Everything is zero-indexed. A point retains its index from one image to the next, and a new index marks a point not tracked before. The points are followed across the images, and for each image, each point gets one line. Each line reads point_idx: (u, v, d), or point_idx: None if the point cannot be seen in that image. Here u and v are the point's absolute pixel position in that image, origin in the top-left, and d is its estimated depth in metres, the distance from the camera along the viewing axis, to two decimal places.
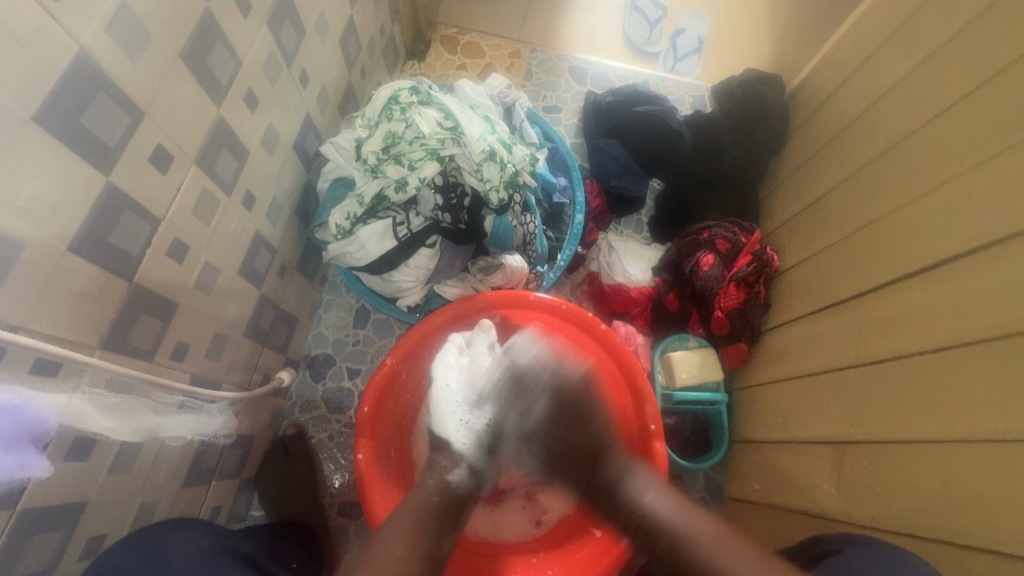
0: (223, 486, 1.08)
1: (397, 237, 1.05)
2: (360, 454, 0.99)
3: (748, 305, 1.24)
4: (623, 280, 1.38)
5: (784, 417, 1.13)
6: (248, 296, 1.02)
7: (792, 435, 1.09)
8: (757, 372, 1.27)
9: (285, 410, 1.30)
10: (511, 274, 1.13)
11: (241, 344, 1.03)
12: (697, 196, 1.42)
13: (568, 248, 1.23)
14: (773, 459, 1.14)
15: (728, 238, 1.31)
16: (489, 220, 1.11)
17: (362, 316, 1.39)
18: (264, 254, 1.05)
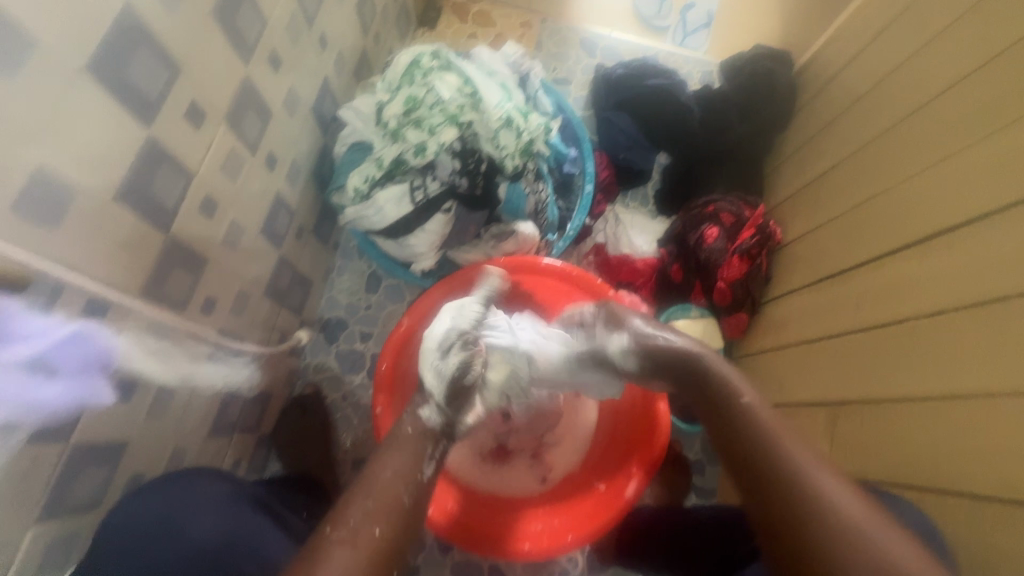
0: (243, 439, 1.12)
1: (413, 201, 1.06)
2: (378, 409, 1.04)
3: (751, 276, 1.28)
4: (629, 251, 1.42)
5: (782, 383, 1.18)
6: (269, 255, 1.05)
7: (789, 400, 1.15)
8: (756, 341, 1.31)
9: (300, 370, 1.34)
10: (523, 242, 1.18)
11: (261, 303, 1.06)
12: (704, 171, 1.44)
13: (577, 218, 1.26)
14: None
15: (732, 212, 1.34)
16: (503, 187, 1.14)
17: (374, 281, 1.43)
18: (283, 215, 1.07)
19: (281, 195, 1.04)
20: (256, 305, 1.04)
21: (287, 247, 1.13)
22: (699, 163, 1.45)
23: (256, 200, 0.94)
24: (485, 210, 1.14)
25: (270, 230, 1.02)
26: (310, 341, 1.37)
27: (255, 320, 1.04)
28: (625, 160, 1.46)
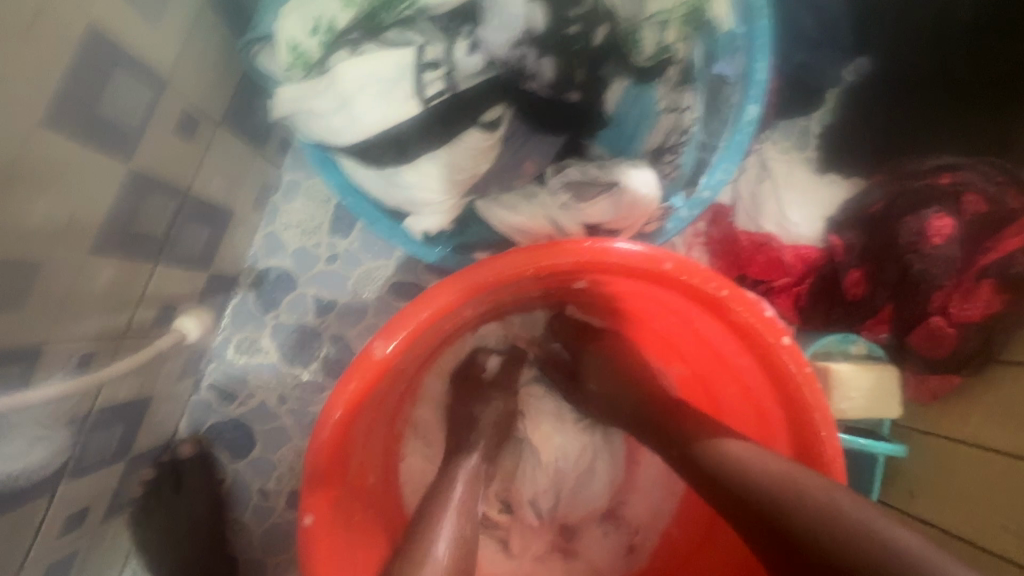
0: (90, 481, 0.66)
1: (424, 98, 0.52)
2: (307, 517, 0.53)
3: (998, 321, 0.74)
4: (774, 231, 0.85)
5: (981, 507, 0.71)
6: (99, 179, 0.50)
7: (994, 544, 0.68)
8: (952, 418, 0.79)
9: (214, 347, 0.84)
10: (627, 209, 0.60)
11: (92, 270, 0.53)
12: (952, 100, 0.78)
13: (721, 169, 0.61)
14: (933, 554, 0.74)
15: (989, 195, 0.75)
16: (615, 90, 0.61)
17: (346, 218, 0.85)
18: (135, 92, 0.50)
19: (105, 40, 0.46)
20: (76, 276, 0.52)
21: (157, 154, 0.56)
22: (946, 85, 0.78)
23: (8, 48, 0.38)
24: (567, 134, 0.61)
25: (89, 121, 0.47)
26: (232, 306, 0.84)
27: (72, 304, 0.52)
28: (802, 68, 0.83)
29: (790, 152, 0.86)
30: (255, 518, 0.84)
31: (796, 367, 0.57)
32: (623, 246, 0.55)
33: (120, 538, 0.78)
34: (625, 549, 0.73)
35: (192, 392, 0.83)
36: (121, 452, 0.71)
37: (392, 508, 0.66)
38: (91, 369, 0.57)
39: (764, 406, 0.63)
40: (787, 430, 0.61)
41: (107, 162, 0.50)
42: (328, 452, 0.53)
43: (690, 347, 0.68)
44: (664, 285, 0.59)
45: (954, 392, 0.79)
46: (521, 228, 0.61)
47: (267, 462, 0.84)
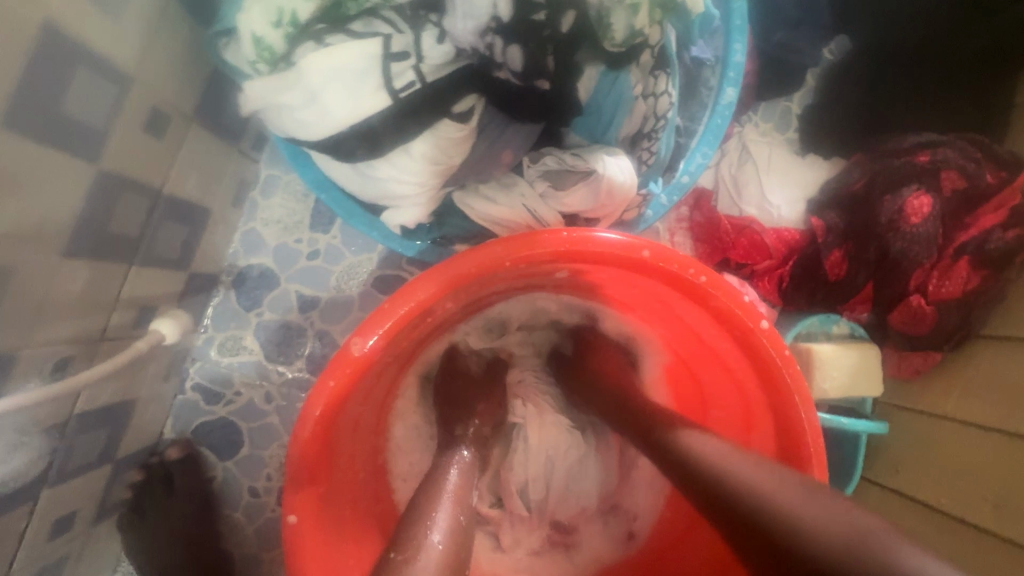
0: (75, 485, 0.66)
1: (393, 92, 0.51)
2: (293, 514, 0.53)
3: (976, 297, 0.74)
4: (755, 214, 0.85)
5: (959, 480, 0.73)
6: (66, 181, 0.49)
7: (974, 515, 0.70)
8: (931, 394, 0.80)
9: (197, 348, 0.83)
10: (606, 197, 0.59)
11: (65, 274, 0.53)
12: (930, 79, 0.78)
13: (699, 153, 0.64)
14: (914, 526, 0.76)
15: (967, 172, 0.75)
16: (589, 78, 0.58)
17: (326, 212, 0.84)
18: (98, 93, 0.49)
19: (63, 37, 0.44)
20: (48, 280, 0.51)
21: (127, 153, 0.55)
22: (923, 62, 0.78)
23: None
24: (543, 124, 0.61)
25: (50, 122, 0.45)
26: (214, 305, 0.83)
27: (46, 310, 0.52)
28: (781, 48, 0.82)
29: (772, 132, 0.89)
30: (246, 516, 0.84)
31: (774, 349, 0.58)
32: (603, 235, 0.55)
33: (111, 541, 0.78)
34: (625, 535, 0.73)
35: (177, 393, 0.83)
36: (106, 456, 0.70)
37: (381, 501, 0.67)
38: (68, 375, 0.56)
39: (746, 389, 0.63)
40: (768, 411, 0.61)
41: (74, 165, 0.49)
42: (312, 451, 0.53)
43: (673, 333, 0.69)
44: (644, 272, 0.59)
45: (934, 368, 0.80)
46: (500, 219, 0.61)
47: (257, 460, 0.84)
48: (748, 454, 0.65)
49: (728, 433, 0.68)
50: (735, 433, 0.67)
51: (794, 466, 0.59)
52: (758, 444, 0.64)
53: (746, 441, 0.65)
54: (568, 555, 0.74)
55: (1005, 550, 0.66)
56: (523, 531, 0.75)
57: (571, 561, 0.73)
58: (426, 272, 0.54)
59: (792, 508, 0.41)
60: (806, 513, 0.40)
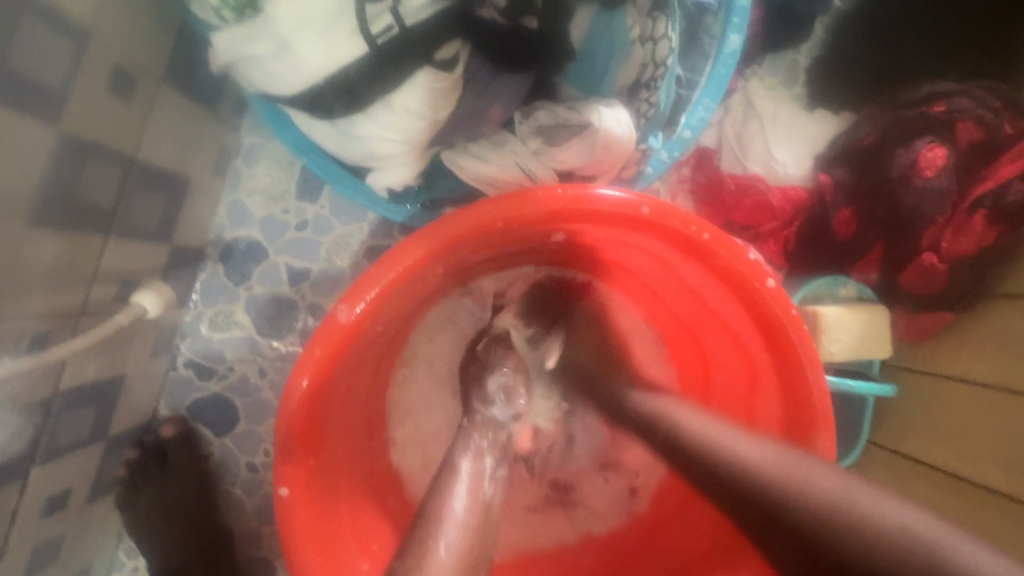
0: (67, 463, 0.64)
1: (369, 38, 0.48)
2: (284, 487, 0.52)
3: (990, 253, 0.72)
4: (760, 172, 0.81)
5: (969, 442, 0.71)
6: (23, 145, 0.46)
7: (984, 477, 0.68)
8: (942, 356, 0.78)
9: (186, 323, 0.81)
10: (602, 153, 0.56)
11: (32, 245, 0.50)
12: (948, 26, 0.74)
13: (702, 107, 0.60)
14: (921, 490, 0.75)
15: (984, 122, 0.71)
16: (583, 19, 0.57)
17: (313, 181, 0.81)
18: (52, 47, 0.46)
19: None
20: (13, 251, 0.48)
21: (90, 114, 0.51)
22: (940, 9, 0.75)
23: None
24: (534, 72, 0.57)
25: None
26: (202, 279, 0.81)
27: (16, 282, 0.49)
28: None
29: (778, 88, 0.83)
30: (244, 491, 0.83)
31: (782, 310, 0.55)
32: (601, 192, 0.52)
33: (109, 518, 0.77)
34: (627, 492, 0.73)
35: (168, 370, 0.81)
36: (98, 433, 0.69)
37: (377, 474, 0.65)
38: (48, 349, 0.54)
39: (751, 354, 0.61)
40: (775, 376, 0.59)
41: (30, 127, 0.46)
42: (300, 423, 0.52)
43: (677, 298, 0.66)
44: (644, 232, 0.56)
45: (946, 330, 0.78)
46: (493, 179, 0.58)
47: (253, 435, 0.82)
48: (753, 420, 0.63)
49: (732, 399, 0.66)
50: (739, 398, 0.65)
51: (800, 430, 0.57)
52: (763, 409, 0.62)
53: (750, 406, 0.63)
54: (570, 522, 0.73)
55: (1012, 512, 0.65)
56: (524, 500, 0.74)
57: (575, 529, 0.72)
58: (414, 237, 0.52)
59: (811, 490, 0.41)
60: (796, 483, 0.42)
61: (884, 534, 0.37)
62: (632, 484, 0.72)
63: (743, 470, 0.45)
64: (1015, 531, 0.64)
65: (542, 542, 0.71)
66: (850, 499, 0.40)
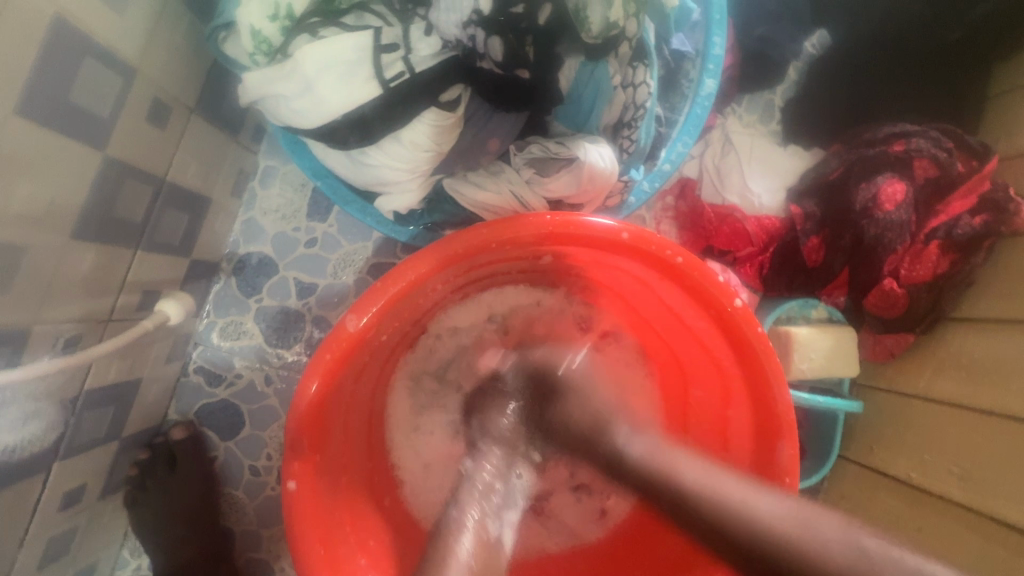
0: (83, 461, 0.69)
1: (382, 79, 0.55)
2: (292, 481, 0.57)
3: (945, 279, 0.78)
4: (738, 202, 0.88)
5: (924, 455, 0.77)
6: (77, 167, 0.53)
7: (938, 489, 0.74)
8: (905, 375, 0.83)
9: (199, 332, 0.86)
10: (587, 183, 0.62)
11: (73, 256, 0.56)
12: (906, 71, 0.82)
13: (680, 143, 0.67)
14: (880, 497, 0.80)
15: (939, 160, 0.78)
16: (571, 68, 0.61)
17: (323, 201, 0.87)
18: (105, 82, 0.52)
19: (73, 30, 0.48)
20: (57, 261, 0.54)
21: (131, 140, 0.58)
22: (897, 59, 0.82)
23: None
24: (528, 112, 0.64)
25: (58, 107, 0.49)
26: (215, 291, 0.86)
27: (54, 290, 0.55)
28: (761, 42, 0.85)
29: (754, 125, 0.91)
30: (246, 494, 0.87)
31: (750, 328, 0.61)
32: (586, 219, 0.58)
33: (116, 517, 0.81)
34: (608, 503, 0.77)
35: (181, 376, 0.86)
36: (113, 434, 0.74)
37: (376, 477, 0.70)
38: (79, 351, 0.60)
39: (724, 368, 0.66)
40: (746, 390, 0.64)
41: (81, 150, 0.52)
42: (309, 423, 0.57)
43: (655, 316, 0.72)
44: (624, 254, 0.62)
45: (907, 351, 0.83)
46: (488, 205, 0.63)
47: (257, 440, 0.87)
48: (727, 424, 0.68)
49: (708, 412, 0.71)
50: (714, 410, 0.70)
51: (766, 440, 0.62)
52: (735, 420, 0.67)
53: (724, 419, 0.69)
54: (550, 529, 0.77)
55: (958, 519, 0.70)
56: None
57: (560, 535, 0.76)
58: (411, 261, 0.57)
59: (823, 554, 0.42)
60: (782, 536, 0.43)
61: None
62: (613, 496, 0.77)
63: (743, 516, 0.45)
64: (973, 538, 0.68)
65: (527, 547, 0.75)
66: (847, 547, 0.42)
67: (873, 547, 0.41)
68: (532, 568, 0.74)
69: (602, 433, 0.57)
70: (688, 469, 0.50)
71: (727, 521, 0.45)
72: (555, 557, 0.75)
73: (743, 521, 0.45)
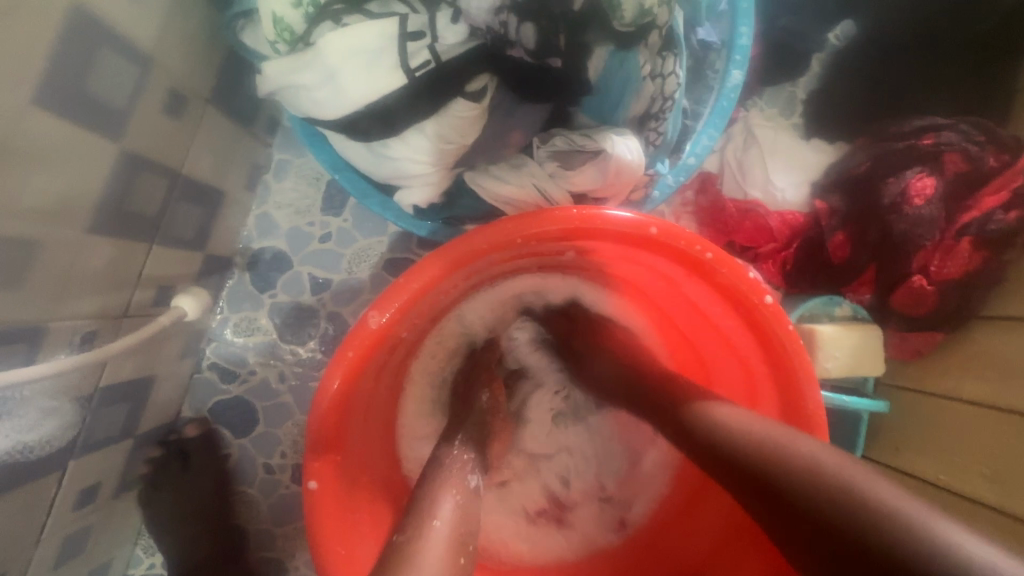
0: (98, 458, 0.68)
1: (408, 69, 0.53)
2: (312, 481, 0.55)
3: (974, 277, 0.76)
4: (760, 197, 0.86)
5: (949, 455, 0.75)
6: (93, 160, 0.51)
7: (963, 490, 0.72)
8: (932, 375, 0.81)
9: (213, 328, 0.85)
10: (613, 177, 0.60)
11: (88, 251, 0.55)
12: (932, 63, 0.80)
13: (706, 136, 0.65)
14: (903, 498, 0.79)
15: (970, 154, 0.76)
16: (598, 58, 0.59)
17: (337, 196, 0.86)
18: (121, 72, 0.51)
19: (89, 18, 0.46)
20: (73, 256, 0.53)
21: (146, 132, 0.56)
22: (925, 48, 0.80)
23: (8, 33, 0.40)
24: (553, 103, 0.62)
25: (73, 98, 0.47)
26: (229, 287, 0.85)
27: (70, 285, 0.54)
28: (785, 33, 0.84)
29: (776, 118, 0.89)
30: (261, 492, 0.86)
31: (779, 326, 0.59)
32: (612, 213, 0.56)
33: (129, 515, 0.80)
34: (623, 507, 0.76)
35: (194, 372, 0.85)
36: (128, 430, 0.73)
37: (395, 478, 0.69)
38: (95, 347, 0.58)
39: (750, 367, 0.65)
40: (773, 390, 0.63)
41: (97, 141, 0.51)
42: (330, 421, 0.56)
43: (679, 313, 0.71)
44: (651, 251, 0.61)
45: (933, 350, 0.82)
46: (510, 198, 0.62)
47: (270, 437, 0.86)
48: None
49: None
50: None
51: None
52: None
53: None
54: (568, 528, 0.75)
55: (985, 519, 0.69)
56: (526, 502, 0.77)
57: (579, 537, 0.75)
58: (431, 258, 0.55)
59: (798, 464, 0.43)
60: (824, 482, 0.41)
61: (851, 498, 0.39)
62: (631, 497, 0.76)
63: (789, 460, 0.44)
64: (1000, 538, 0.67)
65: (546, 547, 0.74)
66: (829, 464, 0.42)
67: (847, 469, 0.41)
68: (551, 569, 0.72)
69: (639, 376, 0.58)
70: (734, 415, 0.49)
71: (731, 437, 0.47)
72: (574, 560, 0.73)
73: (734, 438, 0.47)
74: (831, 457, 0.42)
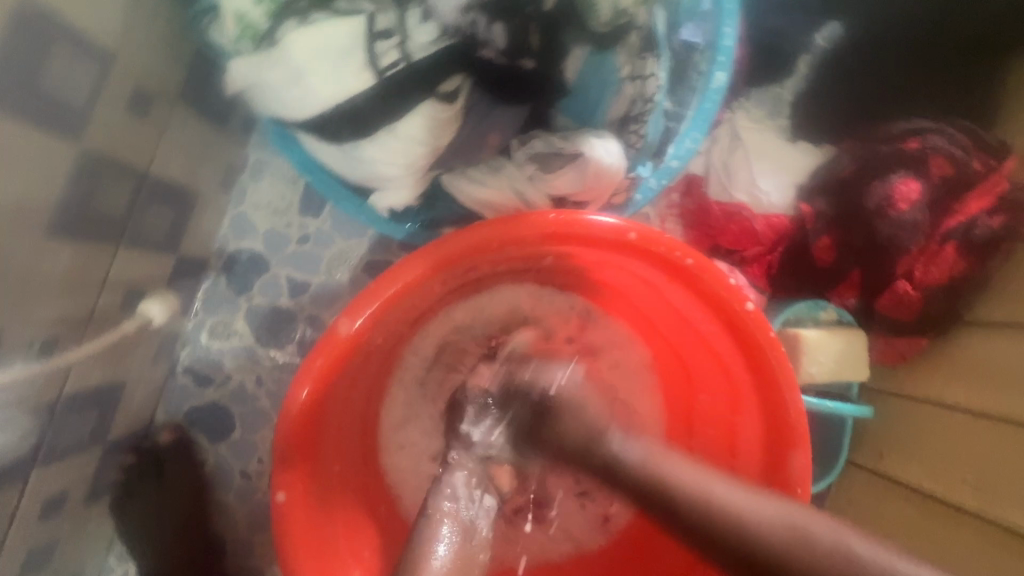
0: (65, 467, 0.66)
1: (377, 69, 0.52)
2: (281, 493, 0.54)
3: (961, 282, 0.75)
4: (745, 200, 0.84)
5: (929, 460, 0.75)
6: (50, 162, 0.49)
7: (942, 495, 0.72)
8: (917, 381, 0.81)
9: (187, 332, 0.83)
10: (592, 180, 0.60)
11: (47, 254, 0.53)
12: (919, 65, 0.79)
13: (689, 139, 0.64)
14: (884, 503, 0.79)
15: (955, 158, 0.75)
16: (576, 57, 0.59)
17: (316, 197, 0.84)
18: (79, 70, 0.49)
19: (43, 14, 0.44)
20: (29, 261, 0.51)
21: (109, 132, 0.54)
22: (911, 50, 0.79)
23: None
24: (532, 104, 0.61)
25: (27, 97, 0.45)
26: (204, 289, 0.83)
27: (27, 290, 0.52)
28: (771, 32, 0.82)
29: (763, 122, 0.85)
30: (237, 499, 0.84)
31: (760, 333, 0.58)
32: (593, 218, 0.55)
33: (100, 523, 0.78)
34: (603, 519, 0.74)
35: (168, 377, 0.83)
36: (97, 439, 0.71)
37: (371, 487, 0.67)
38: (56, 355, 0.57)
39: (732, 373, 0.64)
40: (754, 396, 0.62)
41: (54, 141, 0.49)
42: (299, 431, 0.54)
43: (660, 318, 0.70)
44: (631, 256, 0.59)
45: (917, 355, 0.81)
46: (489, 202, 0.61)
47: (246, 443, 0.84)
48: (735, 431, 0.66)
49: (713, 418, 0.69)
50: (720, 414, 0.68)
51: (778, 448, 0.60)
52: (743, 426, 0.65)
53: (732, 425, 0.66)
54: (548, 535, 0.74)
55: (962, 524, 0.69)
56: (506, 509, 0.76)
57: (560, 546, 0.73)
58: (405, 265, 0.54)
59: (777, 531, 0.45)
60: (809, 540, 0.44)
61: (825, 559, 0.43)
62: (614, 504, 0.74)
63: (763, 538, 0.45)
64: (975, 542, 0.67)
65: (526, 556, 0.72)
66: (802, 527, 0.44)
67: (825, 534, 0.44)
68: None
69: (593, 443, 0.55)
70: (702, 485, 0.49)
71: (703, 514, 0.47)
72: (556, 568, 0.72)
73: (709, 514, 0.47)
74: (804, 520, 0.45)
